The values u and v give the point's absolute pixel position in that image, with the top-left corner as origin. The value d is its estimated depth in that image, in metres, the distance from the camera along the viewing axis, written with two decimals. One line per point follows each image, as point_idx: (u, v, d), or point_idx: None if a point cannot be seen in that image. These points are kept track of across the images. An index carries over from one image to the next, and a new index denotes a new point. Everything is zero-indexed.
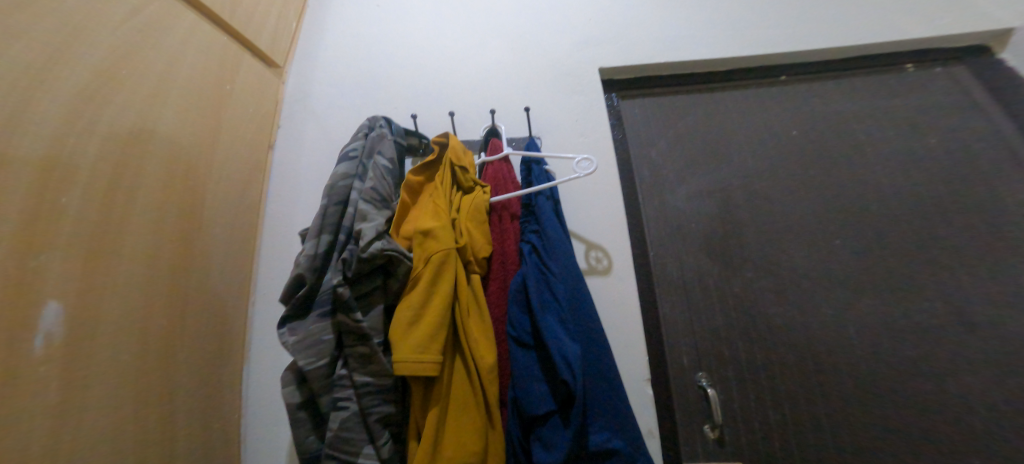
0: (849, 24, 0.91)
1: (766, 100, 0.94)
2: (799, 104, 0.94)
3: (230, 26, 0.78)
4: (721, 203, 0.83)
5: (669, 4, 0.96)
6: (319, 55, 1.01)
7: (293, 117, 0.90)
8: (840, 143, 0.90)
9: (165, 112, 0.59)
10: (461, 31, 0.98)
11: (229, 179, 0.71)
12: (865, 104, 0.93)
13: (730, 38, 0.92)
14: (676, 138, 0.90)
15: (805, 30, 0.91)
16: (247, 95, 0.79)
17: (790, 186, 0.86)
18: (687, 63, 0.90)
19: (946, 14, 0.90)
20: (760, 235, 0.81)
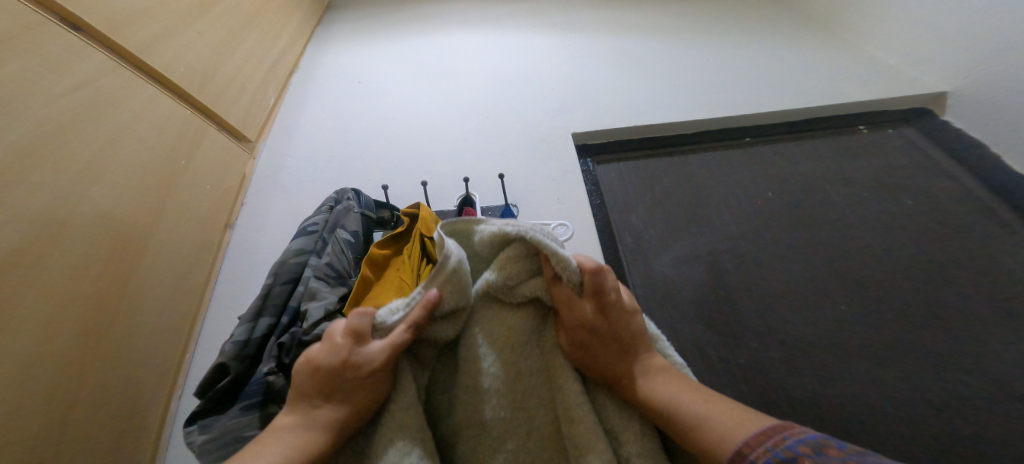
0: (795, 94, 1.00)
1: (736, 159, 0.96)
2: (771, 161, 0.95)
3: (194, 99, 0.79)
4: (709, 264, 0.79)
5: (630, 82, 1.06)
6: (297, 130, 1.03)
7: (261, 195, 0.87)
8: (823, 202, 0.87)
9: (98, 187, 0.55)
10: (439, 107, 1.04)
11: (167, 255, 0.64)
12: (836, 160, 0.94)
13: (691, 106, 0.99)
14: (656, 199, 0.88)
15: (756, 99, 0.99)
16: (208, 166, 0.77)
17: (779, 243, 0.82)
18: (651, 128, 0.95)
19: (876, 83, 1.00)
20: (756, 298, 0.75)
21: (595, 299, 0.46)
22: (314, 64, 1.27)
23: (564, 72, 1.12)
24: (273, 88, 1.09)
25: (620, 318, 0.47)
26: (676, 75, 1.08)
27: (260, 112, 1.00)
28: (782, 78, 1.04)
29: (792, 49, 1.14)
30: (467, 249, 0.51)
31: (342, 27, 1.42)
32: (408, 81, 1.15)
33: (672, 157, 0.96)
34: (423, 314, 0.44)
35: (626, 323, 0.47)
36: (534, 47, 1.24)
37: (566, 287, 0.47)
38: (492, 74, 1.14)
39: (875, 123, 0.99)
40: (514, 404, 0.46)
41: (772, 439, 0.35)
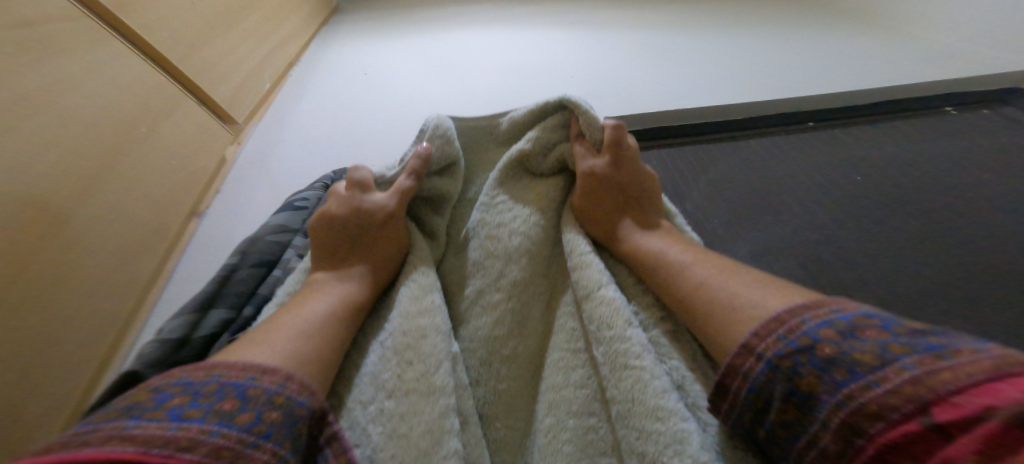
0: (846, 80, 0.91)
1: (805, 142, 0.82)
2: (843, 144, 0.82)
3: (170, 65, 0.68)
4: (800, 259, 0.62)
5: (660, 73, 0.99)
6: (294, 118, 0.93)
7: (243, 181, 0.74)
8: (926, 185, 0.71)
9: (12, 136, 0.42)
10: (453, 97, 0.97)
11: (106, 236, 0.50)
12: (926, 142, 0.80)
13: (731, 93, 0.90)
14: (715, 184, 0.74)
15: (803, 85, 0.91)
16: (177, 138, 0.64)
17: (887, 231, 0.65)
18: (693, 113, 0.87)
19: (928, 70, 0.92)
20: (878, 304, 0.56)
21: (611, 157, 0.60)
22: (318, 56, 1.18)
23: (586, 65, 1.04)
24: (271, 73, 0.99)
25: (630, 184, 0.60)
26: (706, 66, 1.00)
27: (253, 94, 0.89)
28: (828, 66, 0.96)
29: (831, 41, 1.06)
30: (506, 129, 0.66)
31: (351, 25, 1.36)
32: (419, 74, 1.08)
33: (725, 142, 0.84)
34: (419, 166, 0.58)
35: (633, 185, 0.60)
36: (553, 41, 1.17)
37: (583, 145, 0.62)
38: (509, 67, 1.07)
39: (957, 105, 0.88)
40: (530, 242, 0.57)
41: (788, 325, 0.34)
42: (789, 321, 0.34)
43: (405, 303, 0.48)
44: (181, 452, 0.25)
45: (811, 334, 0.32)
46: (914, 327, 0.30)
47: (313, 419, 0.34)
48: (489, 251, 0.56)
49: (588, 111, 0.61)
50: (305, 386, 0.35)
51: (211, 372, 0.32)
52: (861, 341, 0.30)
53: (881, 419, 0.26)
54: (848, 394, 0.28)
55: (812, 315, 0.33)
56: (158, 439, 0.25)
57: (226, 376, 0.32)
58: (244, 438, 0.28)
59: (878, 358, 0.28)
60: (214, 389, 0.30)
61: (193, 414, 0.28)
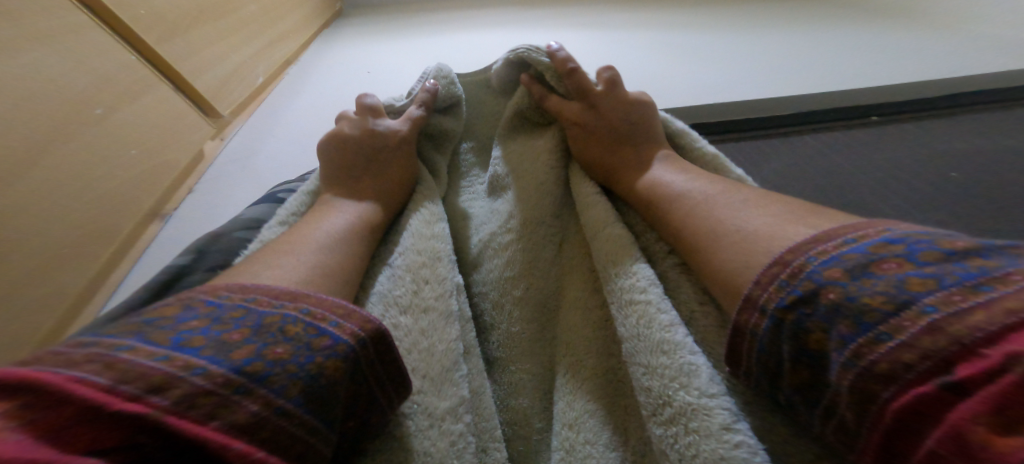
0: (885, 74, 0.86)
1: (859, 139, 0.76)
2: (894, 141, 0.76)
3: (148, 48, 0.60)
4: None
5: (684, 67, 0.92)
6: (288, 113, 0.84)
7: (221, 179, 0.64)
8: (995, 184, 0.65)
9: None
10: None
11: (28, 234, 0.38)
12: (980, 140, 0.75)
13: (766, 87, 0.83)
14: (778, 177, 0.66)
15: (841, 79, 0.84)
16: (146, 125, 0.54)
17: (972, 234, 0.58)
18: (740, 108, 0.80)
19: (976, 68, 0.86)
20: None
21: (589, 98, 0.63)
22: (318, 55, 1.11)
23: (605, 62, 0.97)
24: (265, 67, 0.90)
25: (620, 123, 0.60)
26: (738, 62, 0.92)
27: (243, 87, 0.80)
28: (862, 60, 0.90)
29: (869, 38, 0.98)
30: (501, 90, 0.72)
31: (353, 27, 1.29)
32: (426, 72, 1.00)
33: (778, 138, 0.77)
34: (427, 99, 0.67)
35: (626, 125, 0.60)
36: (567, 41, 1.10)
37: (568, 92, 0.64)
38: None
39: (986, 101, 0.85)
40: (540, 188, 0.56)
41: (792, 269, 0.29)
42: (797, 261, 0.29)
43: (417, 228, 0.50)
44: (151, 391, 0.20)
45: (814, 282, 0.27)
46: (949, 257, 0.23)
47: (344, 366, 0.29)
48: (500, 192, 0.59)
49: (540, 60, 0.65)
50: (332, 315, 0.30)
51: (245, 297, 0.29)
52: (874, 286, 0.24)
53: (899, 384, 0.21)
54: (856, 353, 0.23)
55: (817, 253, 0.28)
56: (136, 368, 0.20)
57: (251, 304, 0.29)
58: (235, 379, 0.23)
59: (891, 302, 0.23)
60: (234, 317, 0.27)
61: (197, 341, 0.24)
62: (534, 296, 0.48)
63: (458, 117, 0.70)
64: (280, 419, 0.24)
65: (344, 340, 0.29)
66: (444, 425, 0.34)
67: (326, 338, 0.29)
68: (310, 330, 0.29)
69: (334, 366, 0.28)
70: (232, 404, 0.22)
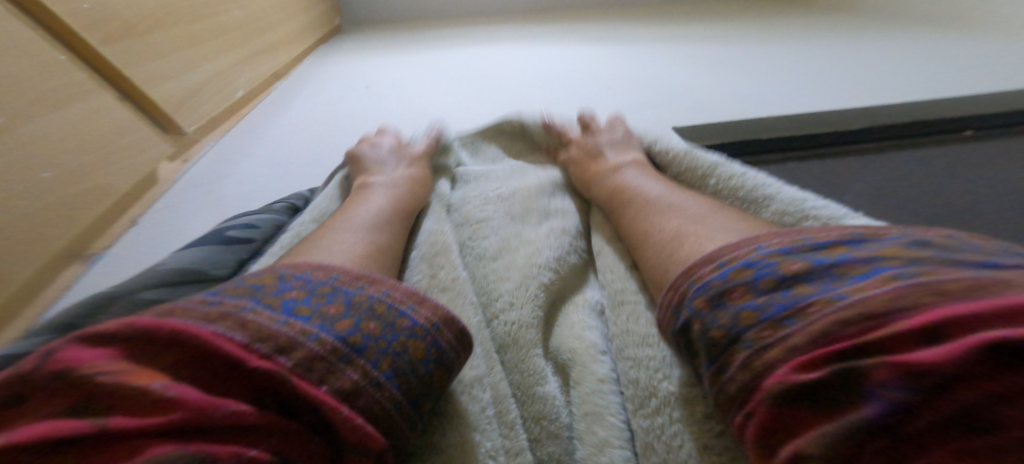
0: (966, 78, 0.74)
1: (951, 159, 0.63)
2: (992, 160, 0.63)
3: (89, 49, 0.49)
4: None
5: (724, 76, 0.81)
6: (273, 128, 0.73)
7: (176, 209, 0.51)
8: None
9: None
10: (475, 103, 0.79)
11: None
12: None
13: (827, 94, 0.71)
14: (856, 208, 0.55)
15: (913, 84, 0.72)
16: (72, 139, 0.42)
17: None
18: (812, 118, 0.66)
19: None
20: None
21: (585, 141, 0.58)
22: (312, 69, 1.01)
23: (633, 74, 0.86)
24: (248, 79, 0.80)
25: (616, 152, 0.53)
26: (784, 71, 0.82)
27: (217, 100, 0.69)
28: (929, 63, 0.79)
29: (931, 44, 0.87)
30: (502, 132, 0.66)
31: (352, 42, 1.21)
32: (431, 85, 0.90)
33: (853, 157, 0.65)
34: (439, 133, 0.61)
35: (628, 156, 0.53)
36: (586, 53, 1.00)
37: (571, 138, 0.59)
38: (538, 77, 0.90)
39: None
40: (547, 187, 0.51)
41: (692, 285, 0.26)
42: (696, 275, 0.26)
43: (439, 214, 0.45)
44: (278, 351, 0.18)
45: (701, 299, 0.24)
46: (832, 258, 0.21)
47: (437, 364, 0.24)
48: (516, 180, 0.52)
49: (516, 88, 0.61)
50: (411, 300, 0.25)
51: (326, 275, 0.25)
52: (764, 300, 0.21)
53: (809, 407, 0.17)
54: (750, 356, 0.20)
55: (714, 267, 0.25)
56: (268, 328, 0.19)
57: (321, 280, 0.24)
58: (339, 347, 0.20)
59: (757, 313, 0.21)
60: (323, 291, 0.23)
61: (296, 309, 0.21)
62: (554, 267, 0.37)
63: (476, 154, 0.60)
64: (376, 391, 0.20)
65: (430, 327, 0.25)
66: (483, 412, 0.27)
67: (411, 321, 0.24)
68: (394, 315, 0.24)
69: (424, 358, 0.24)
70: (334, 373, 0.19)
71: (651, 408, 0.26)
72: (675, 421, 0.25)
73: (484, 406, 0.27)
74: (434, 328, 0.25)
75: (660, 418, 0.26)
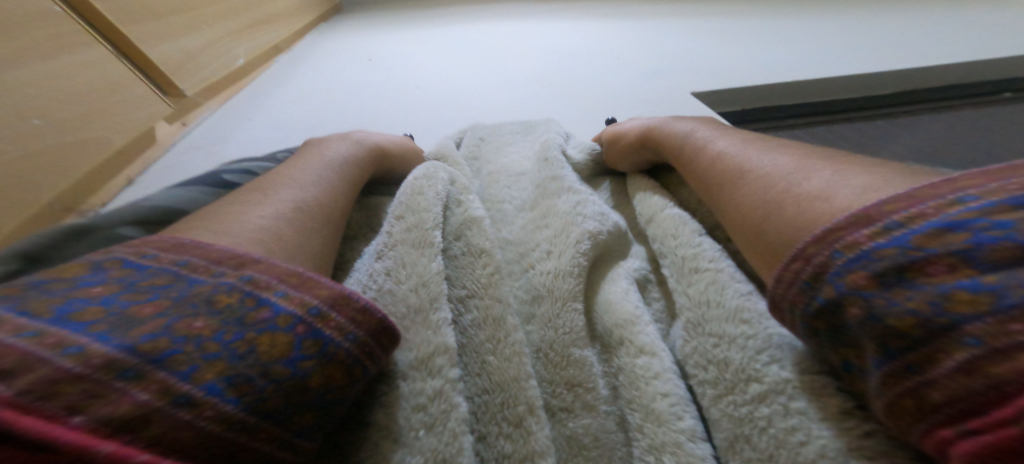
0: (976, 44, 0.73)
1: (967, 122, 0.63)
2: (999, 126, 0.64)
3: (92, 10, 0.46)
4: None
5: (731, 44, 0.79)
6: (273, 97, 0.71)
7: (176, 169, 0.50)
8: None
9: None
10: (478, 73, 0.78)
11: None
12: None
13: (841, 60, 0.70)
14: None
15: (926, 50, 0.71)
16: (68, 90, 0.40)
17: None
18: (828, 84, 0.64)
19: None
20: None
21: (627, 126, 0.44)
22: (312, 44, 0.98)
23: (644, 46, 0.83)
24: (247, 49, 0.78)
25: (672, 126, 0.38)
26: (801, 42, 0.79)
27: (216, 67, 0.67)
28: (939, 30, 0.78)
29: (954, 16, 0.84)
30: None
31: (352, 20, 1.18)
32: (435, 60, 0.88)
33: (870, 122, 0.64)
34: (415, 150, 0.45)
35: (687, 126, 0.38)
36: (593, 29, 0.97)
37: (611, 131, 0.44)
38: (546, 51, 0.87)
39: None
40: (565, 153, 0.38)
41: (813, 266, 0.15)
42: (840, 241, 0.15)
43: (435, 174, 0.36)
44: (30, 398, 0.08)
45: (834, 286, 0.15)
46: None
47: (325, 361, 0.14)
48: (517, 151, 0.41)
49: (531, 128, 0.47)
50: (285, 279, 0.15)
51: (176, 257, 0.15)
52: (997, 280, 0.11)
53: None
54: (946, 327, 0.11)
55: (843, 245, 0.15)
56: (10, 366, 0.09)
57: (163, 263, 0.14)
58: (148, 375, 0.10)
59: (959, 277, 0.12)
60: (152, 283, 0.13)
61: (42, 311, 0.11)
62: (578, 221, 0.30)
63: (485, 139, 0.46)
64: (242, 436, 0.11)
65: (305, 311, 0.14)
66: (420, 409, 0.17)
67: (275, 308, 0.14)
68: (249, 300, 0.14)
69: (318, 353, 0.14)
70: (102, 395, 0.09)
71: (751, 394, 0.19)
72: (799, 412, 0.17)
73: (425, 402, 0.18)
74: (311, 312, 0.14)
75: (767, 408, 0.18)
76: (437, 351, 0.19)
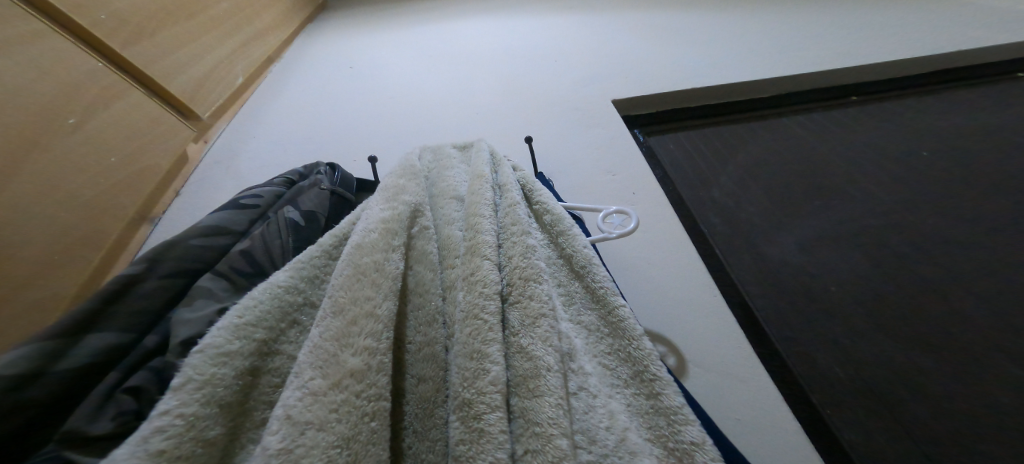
0: (886, 26, 0.80)
1: (858, 110, 0.72)
2: (893, 108, 0.71)
3: (119, 56, 0.60)
4: (865, 223, 0.54)
5: (669, 38, 0.88)
6: (269, 112, 0.84)
7: (206, 182, 0.66)
8: (991, 134, 0.63)
9: None
10: (443, 81, 0.89)
11: (31, 239, 0.41)
12: (984, 91, 0.71)
13: (757, 54, 0.78)
14: (761, 154, 0.66)
15: (838, 38, 0.79)
16: (121, 132, 0.55)
17: (964, 189, 0.57)
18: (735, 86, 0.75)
19: (1016, 26, 0.74)
20: (969, 263, 0.49)
21: None
22: (299, 53, 1.09)
23: (592, 45, 0.91)
24: (244, 67, 0.90)
25: None
26: (728, 32, 0.86)
27: (222, 88, 0.80)
28: (859, 16, 0.84)
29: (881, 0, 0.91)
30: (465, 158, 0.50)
31: (337, 22, 1.27)
32: (406, 66, 0.98)
33: (768, 118, 0.73)
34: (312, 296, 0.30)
35: None
36: (553, 24, 1.04)
37: None
38: (507, 54, 0.96)
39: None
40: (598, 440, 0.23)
41: None
42: None
43: (380, 195, 0.37)
44: None
45: None
46: None
47: None
48: (449, 177, 0.43)
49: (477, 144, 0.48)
50: None
51: None
52: None
53: None
54: None
55: None
56: None
57: None
58: None
59: None
60: None
61: None
62: (454, 247, 0.33)
63: (445, 163, 0.46)
64: None
65: None
66: (334, 410, 0.21)
67: None
68: None
69: None
70: None
71: (462, 410, 0.23)
72: (477, 423, 0.22)
73: (338, 406, 0.21)
74: None
75: (462, 414, 0.22)
76: (349, 374, 0.23)
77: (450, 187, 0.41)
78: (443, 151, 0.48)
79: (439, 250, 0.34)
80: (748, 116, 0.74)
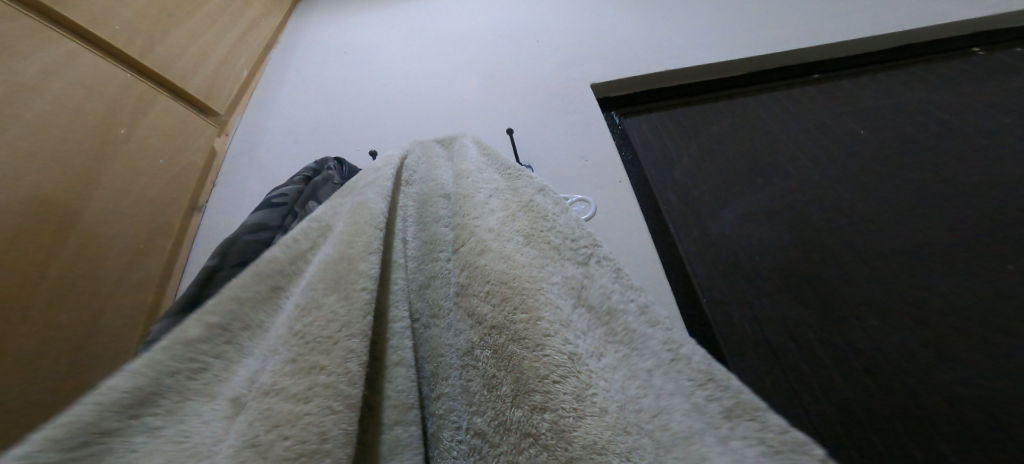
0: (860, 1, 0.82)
1: (822, 89, 0.77)
2: (854, 86, 0.76)
3: (144, 65, 0.67)
4: (803, 199, 0.62)
5: (651, 17, 0.90)
6: (274, 103, 0.90)
7: (233, 174, 0.75)
8: (937, 111, 0.69)
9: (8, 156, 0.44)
10: (433, 66, 0.93)
11: (117, 233, 0.52)
12: (943, 66, 0.75)
13: (732, 34, 0.82)
14: (725, 133, 0.72)
15: (812, 14, 0.81)
16: (161, 136, 0.63)
17: (897, 165, 0.64)
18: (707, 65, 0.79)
19: None
20: (884, 233, 0.58)
21: None
22: (295, 38, 1.12)
23: (576, 25, 0.94)
24: (247, 60, 0.95)
25: None
26: (708, 10, 0.88)
27: (232, 84, 0.86)
28: None
29: None
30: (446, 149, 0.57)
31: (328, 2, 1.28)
32: (398, 50, 1.01)
33: (736, 97, 0.78)
34: None
35: None
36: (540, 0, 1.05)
37: None
38: (495, 34, 0.99)
39: (988, 44, 0.77)
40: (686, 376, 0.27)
41: None
42: None
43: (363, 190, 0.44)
44: None
45: None
46: None
47: None
48: (432, 178, 0.50)
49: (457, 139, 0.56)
50: None
51: None
52: None
53: None
54: None
55: None
56: None
57: None
58: None
59: None
60: None
61: None
62: (432, 242, 0.41)
63: (435, 158, 0.54)
64: None
65: None
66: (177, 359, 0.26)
67: None
68: None
69: None
70: None
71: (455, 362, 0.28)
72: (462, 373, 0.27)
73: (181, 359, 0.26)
74: None
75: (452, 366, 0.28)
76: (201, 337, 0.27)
77: (442, 182, 0.50)
78: (430, 149, 0.56)
79: (425, 242, 0.42)
80: (717, 97, 0.79)
